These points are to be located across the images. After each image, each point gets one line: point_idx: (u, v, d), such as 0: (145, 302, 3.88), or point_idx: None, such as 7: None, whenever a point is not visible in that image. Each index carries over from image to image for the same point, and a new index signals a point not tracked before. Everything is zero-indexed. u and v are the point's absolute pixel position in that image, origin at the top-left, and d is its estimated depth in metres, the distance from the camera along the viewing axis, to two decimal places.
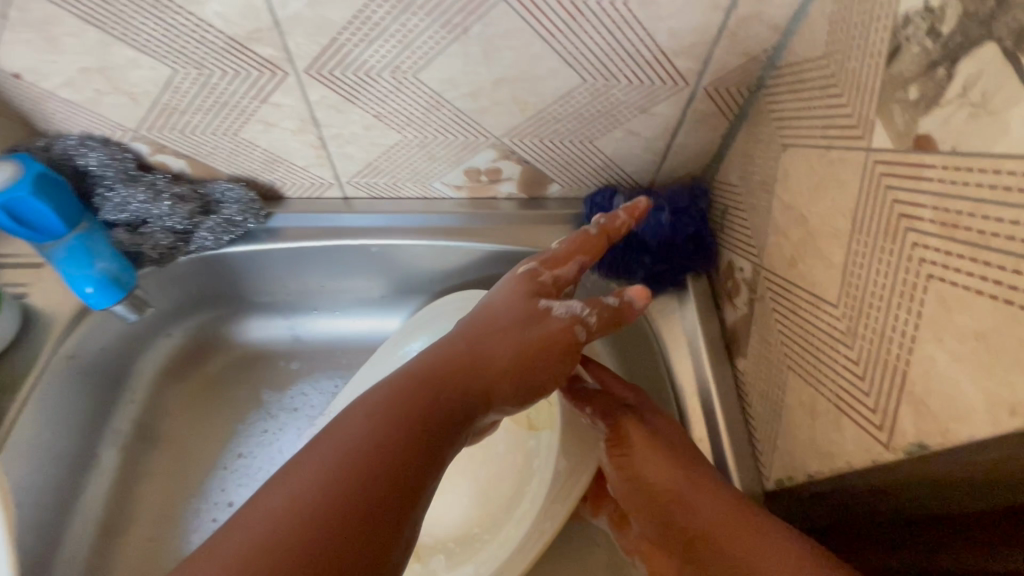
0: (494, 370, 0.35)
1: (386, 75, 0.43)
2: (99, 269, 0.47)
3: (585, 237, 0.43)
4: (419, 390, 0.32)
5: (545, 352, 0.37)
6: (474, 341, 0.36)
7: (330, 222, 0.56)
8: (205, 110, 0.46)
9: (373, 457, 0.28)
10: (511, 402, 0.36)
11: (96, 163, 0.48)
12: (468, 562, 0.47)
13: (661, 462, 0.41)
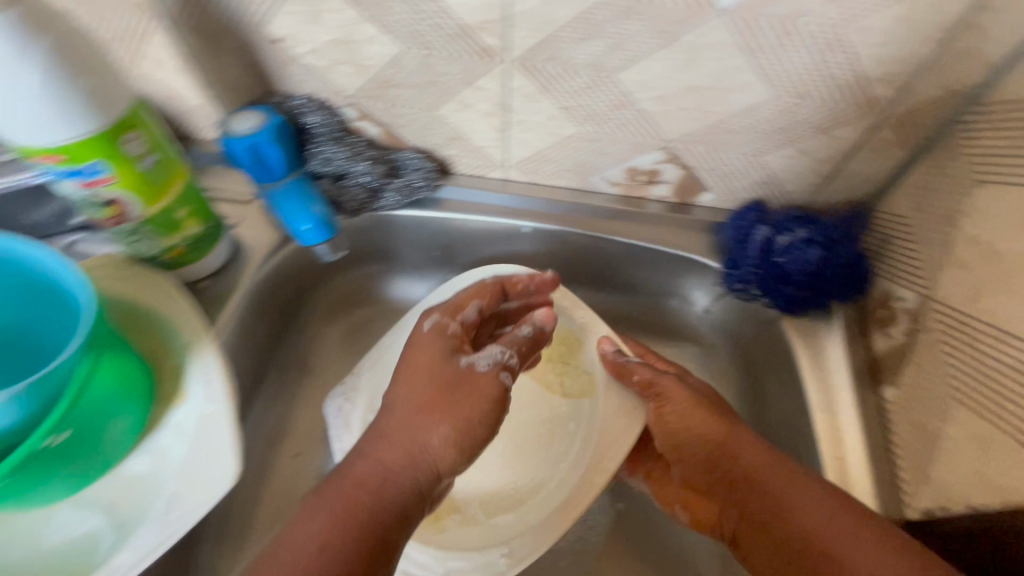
0: (443, 445, 0.40)
1: (587, 72, 0.47)
2: (316, 210, 0.54)
3: (483, 287, 0.51)
4: (376, 481, 0.38)
5: (480, 409, 0.41)
6: (416, 412, 0.40)
7: (493, 201, 0.62)
8: (416, 86, 0.52)
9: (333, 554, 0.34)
10: (461, 464, 0.41)
11: (314, 122, 0.55)
12: (507, 512, 0.53)
13: (706, 421, 0.50)
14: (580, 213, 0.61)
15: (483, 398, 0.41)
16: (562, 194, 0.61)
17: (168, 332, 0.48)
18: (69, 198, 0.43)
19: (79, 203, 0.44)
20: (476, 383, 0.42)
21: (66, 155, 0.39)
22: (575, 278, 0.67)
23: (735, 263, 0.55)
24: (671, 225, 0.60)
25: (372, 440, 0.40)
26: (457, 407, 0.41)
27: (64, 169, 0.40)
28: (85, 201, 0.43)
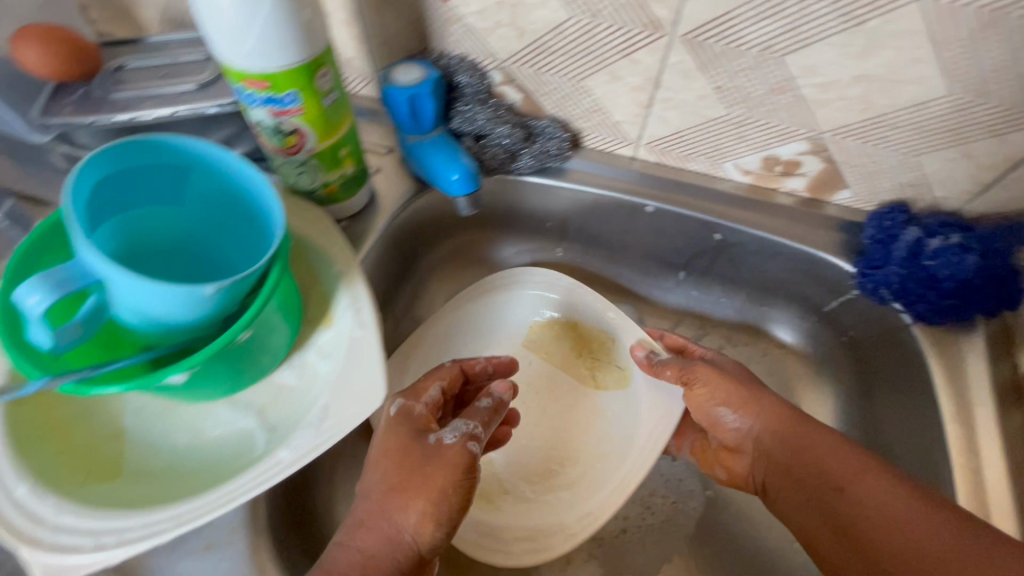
0: (417, 517, 0.41)
1: (754, 52, 0.47)
2: (464, 161, 0.55)
3: (443, 369, 0.53)
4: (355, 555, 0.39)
5: (451, 482, 0.42)
6: (390, 497, 0.42)
7: (618, 176, 0.62)
8: (571, 54, 0.53)
9: None
10: (440, 535, 0.42)
11: (463, 81, 0.57)
12: (559, 490, 0.58)
13: (748, 396, 0.52)
14: (707, 196, 0.61)
15: (450, 469, 0.43)
16: (689, 177, 0.61)
17: (321, 261, 0.51)
18: (255, 125, 0.46)
19: (261, 132, 0.47)
20: (443, 458, 0.43)
21: (269, 81, 0.42)
22: (682, 265, 0.67)
23: (873, 264, 0.54)
24: (798, 220, 0.59)
25: (349, 528, 0.41)
26: (426, 479, 0.42)
27: (263, 95, 0.43)
28: (270, 129, 0.46)
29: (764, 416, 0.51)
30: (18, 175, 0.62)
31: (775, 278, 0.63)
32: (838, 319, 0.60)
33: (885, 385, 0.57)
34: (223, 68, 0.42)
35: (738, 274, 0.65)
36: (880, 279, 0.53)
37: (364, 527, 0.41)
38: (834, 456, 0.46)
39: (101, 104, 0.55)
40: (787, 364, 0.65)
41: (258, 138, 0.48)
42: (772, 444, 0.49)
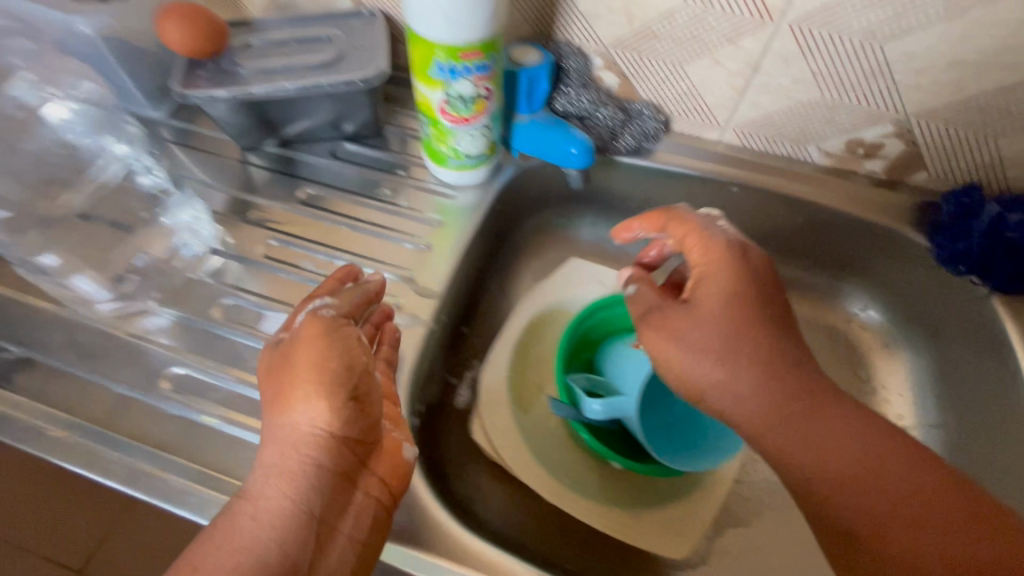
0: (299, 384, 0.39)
1: (856, 39, 0.52)
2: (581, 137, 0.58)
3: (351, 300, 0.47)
4: (277, 438, 0.38)
5: (318, 348, 0.40)
6: (279, 400, 0.39)
7: (702, 156, 0.66)
8: (676, 40, 0.57)
9: (273, 490, 0.36)
10: (337, 401, 0.38)
11: (571, 65, 0.62)
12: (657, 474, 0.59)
13: (759, 396, 0.43)
14: (788, 175, 0.65)
15: (314, 342, 0.41)
16: (771, 159, 0.65)
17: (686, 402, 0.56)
18: (447, 99, 0.51)
19: (450, 107, 0.52)
20: (309, 349, 0.40)
21: (483, 48, 0.47)
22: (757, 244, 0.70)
23: (952, 239, 0.58)
24: (876, 199, 0.63)
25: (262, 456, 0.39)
26: (320, 374, 0.39)
27: (474, 64, 0.48)
28: (465, 99, 0.51)
29: (760, 412, 0.43)
30: None
31: (850, 255, 0.66)
32: (910, 293, 0.65)
33: (967, 351, 0.61)
34: (437, 46, 0.46)
35: (812, 251, 0.68)
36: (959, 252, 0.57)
37: (274, 423, 0.39)
38: (831, 429, 0.42)
39: (231, 80, 0.59)
40: (860, 337, 0.68)
41: (442, 114, 0.52)
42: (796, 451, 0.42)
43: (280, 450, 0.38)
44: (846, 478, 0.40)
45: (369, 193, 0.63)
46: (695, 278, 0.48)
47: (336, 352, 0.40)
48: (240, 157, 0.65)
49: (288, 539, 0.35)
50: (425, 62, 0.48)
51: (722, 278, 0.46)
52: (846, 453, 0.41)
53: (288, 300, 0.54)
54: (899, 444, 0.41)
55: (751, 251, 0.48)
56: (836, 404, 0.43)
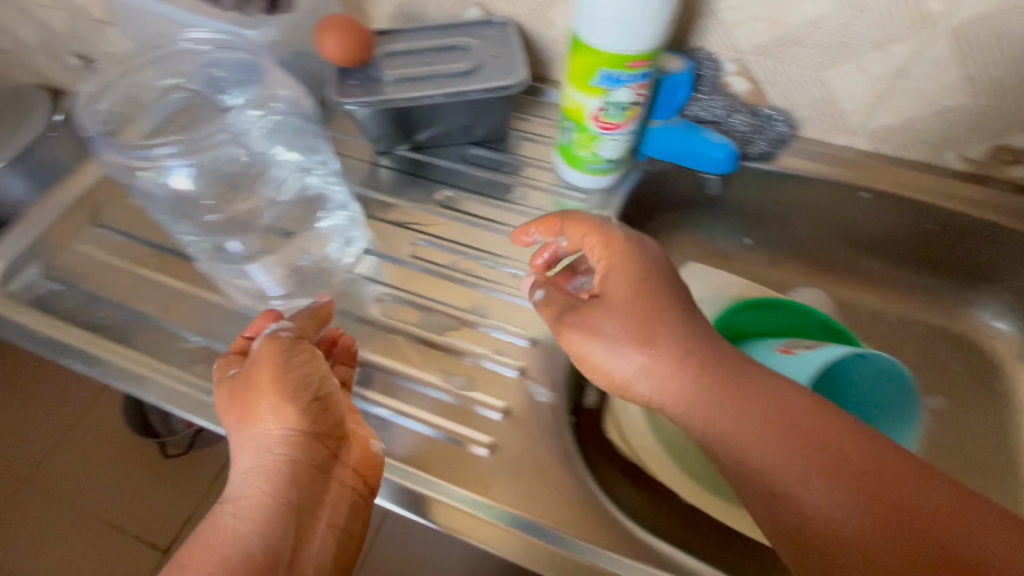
0: (264, 393, 0.42)
1: (1019, 44, 0.51)
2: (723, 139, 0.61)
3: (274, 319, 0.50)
4: (259, 451, 0.41)
5: (273, 358, 0.44)
6: (238, 408, 0.43)
7: (830, 161, 0.66)
8: (820, 46, 0.58)
9: (259, 500, 0.39)
10: (294, 407, 0.41)
11: (707, 72, 0.63)
12: None
13: (726, 415, 0.40)
14: (922, 180, 0.64)
15: (270, 355, 0.44)
16: (903, 164, 0.65)
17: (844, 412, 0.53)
18: (603, 106, 0.52)
19: (603, 113, 0.53)
20: (262, 352, 0.44)
21: (649, 57, 0.49)
22: (880, 250, 0.70)
23: None
24: (1017, 205, 0.62)
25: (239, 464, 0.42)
26: (237, 376, 0.44)
27: (639, 72, 0.49)
28: (621, 106, 0.52)
29: (694, 415, 0.41)
30: None
31: (972, 257, 0.65)
32: None
33: None
34: (606, 55, 0.48)
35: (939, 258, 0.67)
36: None
37: (245, 434, 0.42)
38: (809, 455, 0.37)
39: (380, 88, 0.62)
40: (988, 344, 0.68)
41: (593, 120, 0.54)
42: (759, 463, 0.38)
43: (247, 455, 0.41)
44: (807, 484, 0.36)
45: (501, 198, 0.66)
46: (605, 271, 0.48)
47: (280, 347, 0.45)
48: (375, 161, 0.70)
49: (271, 531, 0.38)
50: (590, 70, 0.50)
51: (624, 283, 0.45)
52: (789, 461, 0.37)
53: (441, 297, 0.59)
54: (836, 434, 0.38)
55: (649, 246, 0.49)
56: (787, 402, 0.40)
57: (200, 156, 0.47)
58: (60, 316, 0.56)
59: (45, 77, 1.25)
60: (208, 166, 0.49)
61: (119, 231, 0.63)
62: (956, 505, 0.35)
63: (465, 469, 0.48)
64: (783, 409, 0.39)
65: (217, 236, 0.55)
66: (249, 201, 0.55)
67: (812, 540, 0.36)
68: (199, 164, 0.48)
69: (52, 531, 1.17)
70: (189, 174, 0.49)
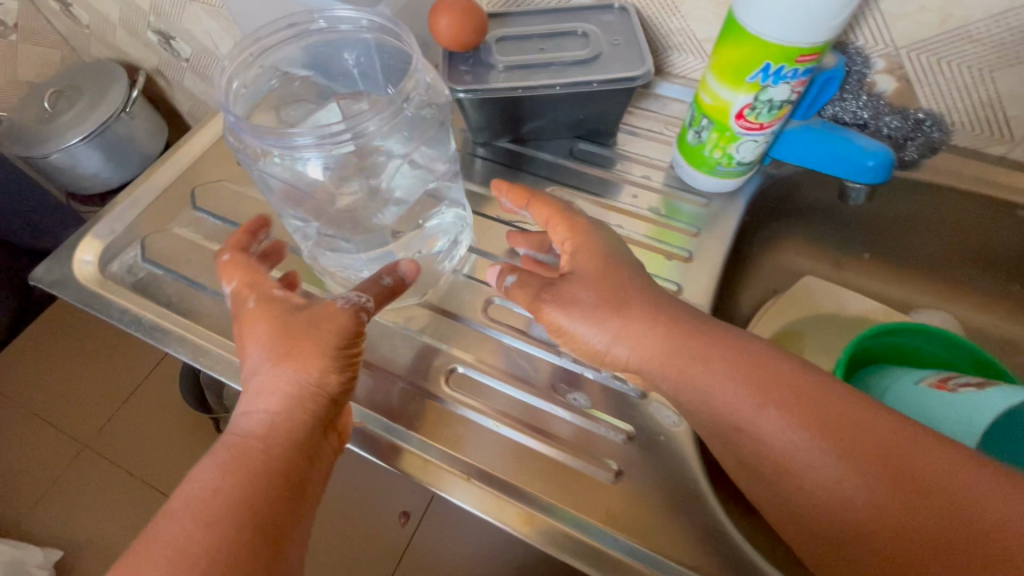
0: (313, 345, 0.41)
1: None
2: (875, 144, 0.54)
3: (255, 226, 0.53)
4: (283, 399, 0.40)
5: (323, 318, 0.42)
6: (279, 350, 0.41)
7: (980, 173, 0.59)
8: (999, 44, 0.51)
9: (264, 444, 0.39)
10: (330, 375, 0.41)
11: (854, 72, 0.57)
12: None
13: (728, 388, 0.39)
14: None
15: (327, 316, 0.42)
16: None
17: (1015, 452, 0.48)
18: (753, 104, 0.47)
19: (751, 112, 0.48)
20: (324, 315, 0.42)
21: (820, 51, 0.43)
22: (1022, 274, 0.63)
23: None
24: None
25: (253, 396, 0.41)
26: (290, 318, 0.42)
27: (805, 68, 0.44)
28: (773, 104, 0.47)
29: (677, 384, 0.41)
30: None
31: None
32: None
33: None
34: (774, 48, 0.43)
35: None
36: None
37: (267, 376, 0.41)
38: (802, 412, 0.37)
39: (493, 75, 0.58)
40: None
41: (737, 119, 0.49)
42: (754, 434, 0.38)
43: (269, 395, 0.40)
44: (815, 459, 0.36)
45: (612, 197, 0.62)
46: (571, 250, 0.47)
47: (352, 332, 0.42)
48: (473, 152, 0.66)
49: (277, 470, 0.38)
50: (749, 64, 0.45)
51: (589, 254, 0.45)
52: (786, 432, 0.37)
53: None
54: (837, 403, 0.37)
55: None
56: (792, 376, 0.39)
57: (330, 151, 0.43)
58: (158, 299, 0.54)
59: (123, 52, 1.26)
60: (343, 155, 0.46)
61: (215, 215, 0.60)
62: (949, 460, 0.35)
63: (587, 492, 0.46)
64: (803, 385, 0.38)
65: (320, 221, 0.51)
66: (353, 197, 0.51)
67: (828, 514, 0.36)
68: (329, 156, 0.44)
69: (111, 495, 1.20)
70: (320, 164, 0.46)
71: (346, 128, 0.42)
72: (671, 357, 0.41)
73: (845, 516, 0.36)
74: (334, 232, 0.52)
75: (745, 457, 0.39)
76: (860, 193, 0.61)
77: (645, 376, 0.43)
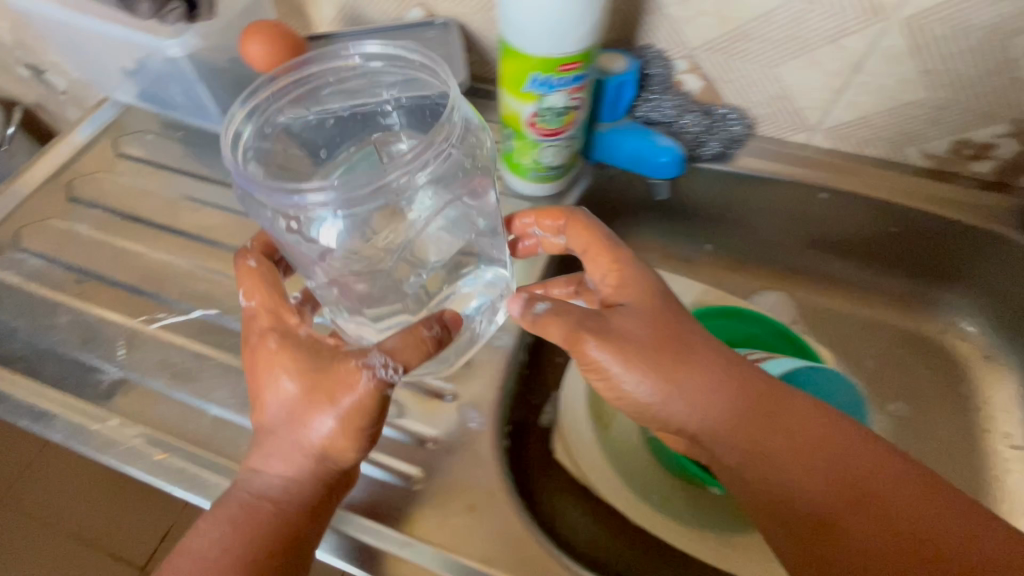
0: (331, 406, 0.41)
1: (978, 35, 0.48)
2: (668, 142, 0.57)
3: (267, 241, 0.51)
4: (303, 462, 0.42)
5: (347, 390, 0.41)
6: (298, 408, 0.42)
7: (791, 162, 0.63)
8: (772, 42, 0.54)
9: (266, 510, 0.41)
10: (349, 440, 0.42)
11: (656, 72, 0.60)
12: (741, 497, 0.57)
13: (718, 402, 0.42)
14: (883, 180, 0.61)
15: (343, 378, 0.41)
16: (866, 163, 0.62)
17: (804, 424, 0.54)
18: (539, 112, 0.49)
19: (539, 119, 0.50)
20: (342, 377, 0.42)
21: (581, 60, 0.45)
22: (844, 253, 0.67)
23: None
24: (986, 203, 0.59)
25: (265, 455, 0.43)
26: (314, 377, 0.42)
27: (571, 76, 0.46)
28: (556, 111, 0.49)
29: (703, 422, 0.42)
30: (206, 166, 0.66)
31: (957, 265, 0.63)
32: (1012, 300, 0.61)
33: None
34: (536, 60, 0.45)
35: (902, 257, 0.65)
36: None
37: (291, 428, 0.42)
38: (776, 428, 0.41)
39: None
40: (956, 346, 0.65)
41: (530, 127, 0.51)
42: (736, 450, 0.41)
43: (284, 460, 0.42)
44: (787, 462, 0.40)
45: None
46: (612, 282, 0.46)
47: (370, 413, 0.42)
48: None
49: (286, 527, 0.41)
50: (520, 75, 0.47)
51: (636, 286, 0.45)
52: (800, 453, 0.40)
53: None
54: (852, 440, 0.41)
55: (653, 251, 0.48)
56: (818, 417, 0.42)
57: (356, 210, 0.42)
58: None
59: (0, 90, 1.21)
60: (364, 213, 0.44)
61: (38, 254, 0.59)
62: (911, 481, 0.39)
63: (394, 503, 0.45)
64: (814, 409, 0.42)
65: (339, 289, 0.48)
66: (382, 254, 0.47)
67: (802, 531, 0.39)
68: (353, 216, 0.43)
69: None
70: (337, 227, 0.43)
71: (371, 186, 0.39)
72: (695, 393, 0.42)
73: (839, 539, 0.38)
74: (346, 304, 0.50)
75: (733, 474, 0.42)
76: (663, 188, 0.65)
77: (661, 414, 0.42)
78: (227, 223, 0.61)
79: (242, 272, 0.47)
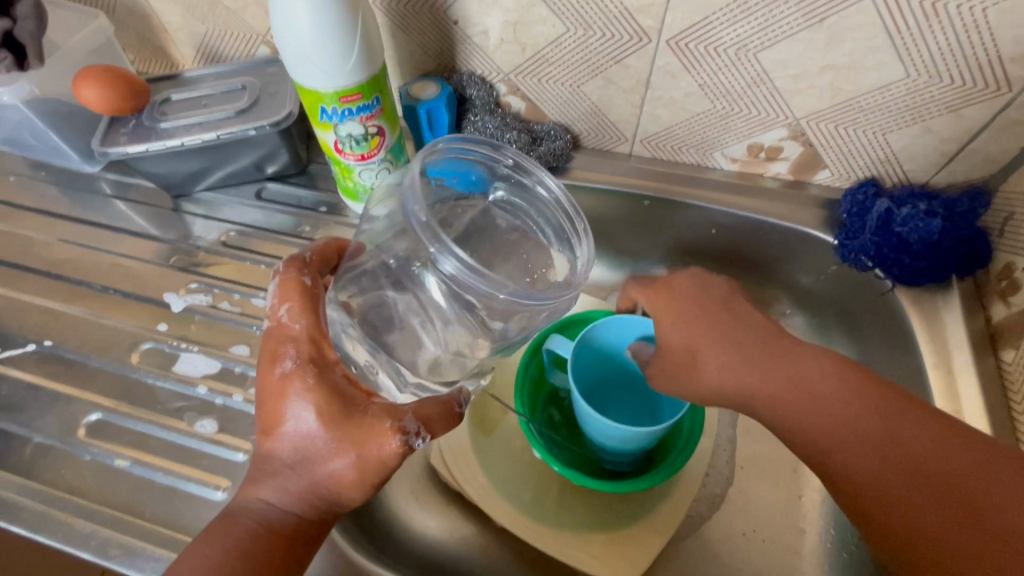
0: (379, 455, 0.40)
1: (731, 51, 0.53)
2: None
3: (322, 250, 0.48)
4: (310, 489, 0.41)
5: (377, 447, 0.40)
6: (332, 444, 0.41)
7: (615, 171, 0.67)
8: (568, 64, 0.59)
9: (272, 528, 0.41)
10: (362, 485, 0.41)
11: (477, 95, 0.63)
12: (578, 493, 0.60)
13: (758, 365, 0.46)
14: (697, 183, 0.66)
15: (375, 429, 0.40)
16: (683, 168, 0.66)
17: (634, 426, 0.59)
18: (340, 140, 0.53)
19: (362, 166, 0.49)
20: (370, 431, 0.40)
21: (361, 91, 0.50)
22: (680, 252, 0.71)
23: (851, 235, 0.59)
24: (789, 201, 0.63)
25: (279, 475, 0.42)
26: (347, 419, 0.41)
27: (357, 106, 0.50)
28: (357, 137, 0.53)
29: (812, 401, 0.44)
30: (68, 204, 0.69)
31: (774, 259, 0.66)
32: (826, 289, 0.65)
33: (882, 348, 0.60)
34: (319, 93, 0.49)
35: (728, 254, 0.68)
36: (847, 244, 0.59)
37: (315, 462, 0.41)
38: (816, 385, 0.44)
39: (151, 133, 0.61)
40: None
41: (340, 153, 0.54)
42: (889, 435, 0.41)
43: (294, 486, 0.41)
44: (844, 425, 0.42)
45: (291, 230, 0.66)
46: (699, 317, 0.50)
47: (388, 470, 0.41)
48: (173, 206, 0.68)
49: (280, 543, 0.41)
50: (312, 107, 0.51)
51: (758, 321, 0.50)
52: (852, 421, 0.42)
53: (206, 340, 0.56)
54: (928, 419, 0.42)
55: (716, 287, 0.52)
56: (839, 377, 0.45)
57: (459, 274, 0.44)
58: None
59: None
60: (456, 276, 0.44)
61: None
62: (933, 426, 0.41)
63: (196, 517, 0.47)
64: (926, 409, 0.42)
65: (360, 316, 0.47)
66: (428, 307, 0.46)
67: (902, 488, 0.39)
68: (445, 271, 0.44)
69: None
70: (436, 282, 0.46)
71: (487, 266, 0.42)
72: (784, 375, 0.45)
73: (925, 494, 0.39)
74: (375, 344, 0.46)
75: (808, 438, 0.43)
76: None
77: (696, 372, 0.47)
78: (77, 258, 0.64)
79: (288, 288, 0.44)
